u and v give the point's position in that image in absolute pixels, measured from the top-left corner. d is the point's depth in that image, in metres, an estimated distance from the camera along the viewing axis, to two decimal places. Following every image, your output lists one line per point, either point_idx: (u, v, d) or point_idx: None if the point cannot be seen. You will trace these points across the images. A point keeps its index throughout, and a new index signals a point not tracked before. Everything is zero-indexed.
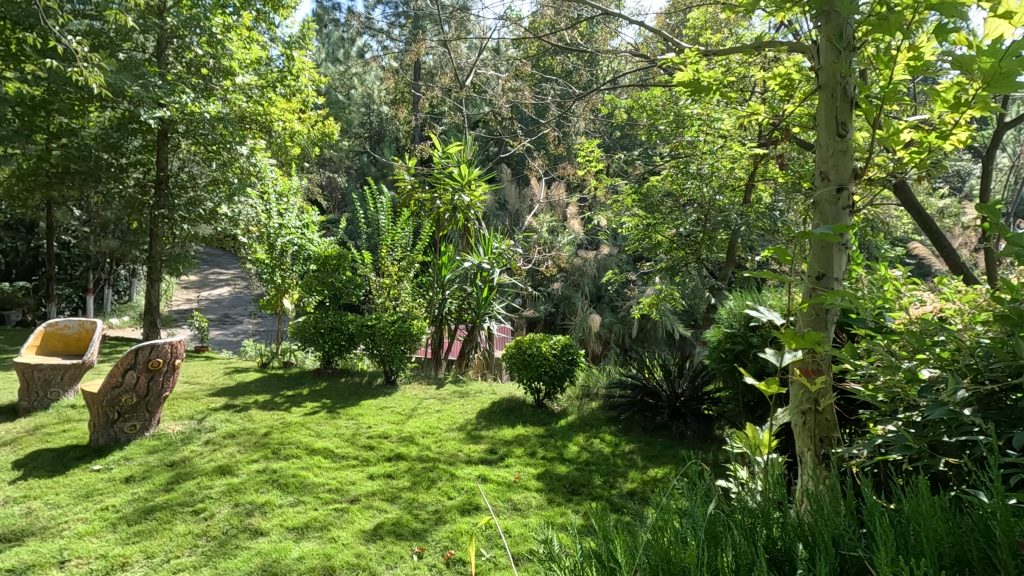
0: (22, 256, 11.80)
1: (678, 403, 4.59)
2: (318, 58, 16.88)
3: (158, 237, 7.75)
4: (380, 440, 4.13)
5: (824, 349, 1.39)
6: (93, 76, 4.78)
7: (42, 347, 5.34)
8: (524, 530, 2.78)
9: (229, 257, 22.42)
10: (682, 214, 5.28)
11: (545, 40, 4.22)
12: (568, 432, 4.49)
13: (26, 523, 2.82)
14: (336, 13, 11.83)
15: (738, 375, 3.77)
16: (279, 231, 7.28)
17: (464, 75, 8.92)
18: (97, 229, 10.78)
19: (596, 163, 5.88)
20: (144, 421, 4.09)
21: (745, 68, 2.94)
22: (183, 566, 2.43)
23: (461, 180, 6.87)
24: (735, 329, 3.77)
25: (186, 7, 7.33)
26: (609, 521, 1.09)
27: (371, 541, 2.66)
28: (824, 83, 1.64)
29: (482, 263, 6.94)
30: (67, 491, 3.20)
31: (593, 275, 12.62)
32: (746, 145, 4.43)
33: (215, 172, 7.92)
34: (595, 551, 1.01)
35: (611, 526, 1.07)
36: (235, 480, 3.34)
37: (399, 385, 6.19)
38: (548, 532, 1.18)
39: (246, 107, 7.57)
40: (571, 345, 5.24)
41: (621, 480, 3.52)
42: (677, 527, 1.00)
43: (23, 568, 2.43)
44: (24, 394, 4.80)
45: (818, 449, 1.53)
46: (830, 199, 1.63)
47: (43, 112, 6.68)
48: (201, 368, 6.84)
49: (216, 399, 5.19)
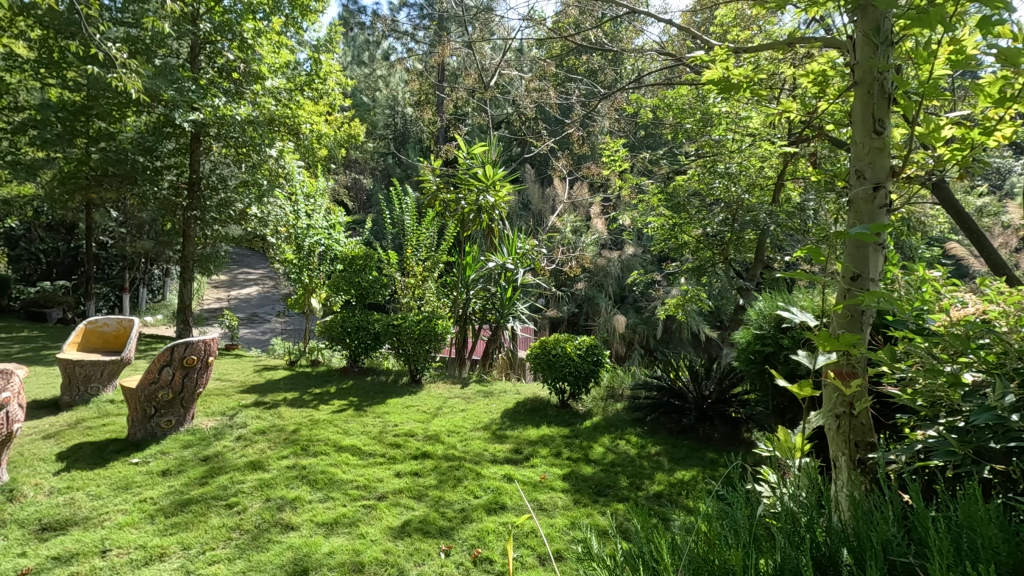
0: (62, 255, 12.25)
1: (705, 405, 4.52)
2: (344, 61, 17.18)
3: (192, 237, 7.96)
4: (407, 438, 4.17)
5: (860, 351, 1.35)
6: (132, 82, 4.93)
7: (82, 344, 5.53)
8: (551, 530, 2.78)
9: (258, 257, 22.94)
10: (708, 214, 5.21)
11: (571, 40, 4.21)
12: (593, 434, 4.47)
13: (70, 513, 2.92)
14: (362, 16, 11.99)
15: (768, 376, 3.72)
16: (307, 231, 7.37)
17: (488, 75, 8.97)
18: (133, 229, 11.11)
19: (620, 163, 5.83)
20: (179, 416, 4.20)
21: (777, 65, 2.88)
22: (218, 558, 2.49)
23: (486, 180, 6.90)
24: (765, 330, 3.71)
25: (218, 14, 7.53)
26: (647, 523, 1.09)
27: (399, 538, 2.69)
28: (860, 78, 1.60)
29: (506, 263, 6.99)
30: (107, 483, 3.31)
31: (617, 275, 12.56)
32: (775, 143, 4.36)
33: (246, 174, 8.11)
34: (632, 553, 1.00)
35: (648, 527, 1.06)
36: (266, 475, 3.41)
37: (424, 385, 6.24)
38: (584, 532, 1.17)
39: (275, 110, 7.74)
40: (596, 345, 5.21)
41: (648, 482, 3.49)
42: (718, 531, 0.99)
43: (68, 556, 2.52)
44: (67, 388, 4.98)
45: (853, 453, 1.49)
46: (865, 198, 1.59)
47: (83, 117, 7.26)
48: (232, 366, 6.99)
49: (246, 397, 5.31)
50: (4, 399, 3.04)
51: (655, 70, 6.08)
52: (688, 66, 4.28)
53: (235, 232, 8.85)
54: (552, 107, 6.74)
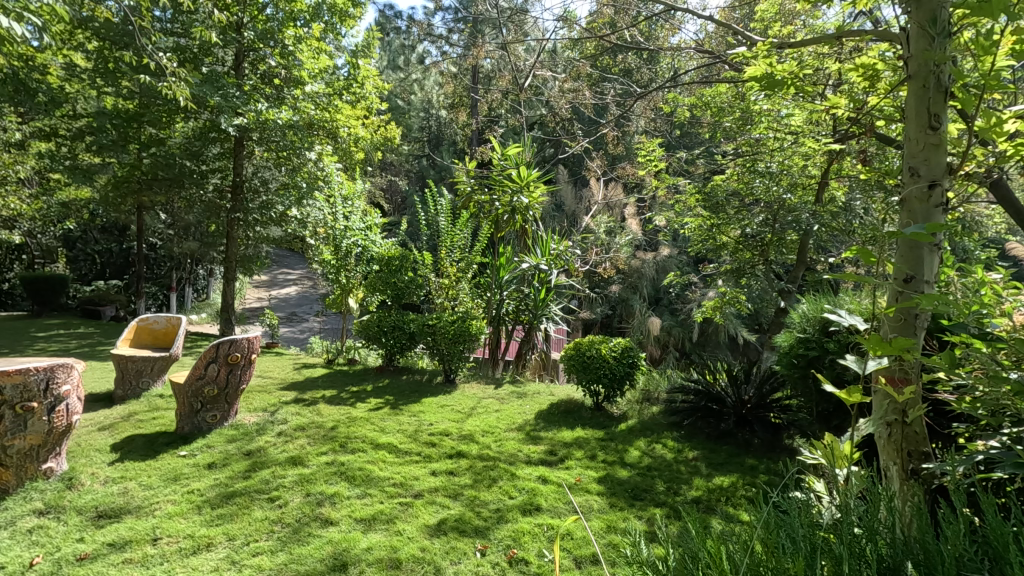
0: (115, 256, 13.06)
1: (744, 410, 4.41)
2: (380, 66, 17.53)
3: (235, 238, 8.24)
4: (442, 437, 4.20)
5: (914, 357, 1.28)
6: (181, 89, 5.13)
7: (134, 340, 5.78)
8: (587, 533, 2.76)
9: (297, 258, 23.65)
10: (748, 214, 5.09)
11: (606, 40, 4.17)
12: (629, 436, 4.42)
13: (124, 502, 3.06)
14: (398, 21, 12.20)
15: (811, 381, 3.60)
16: (345, 232, 7.50)
17: (522, 77, 8.98)
18: (180, 231, 11.55)
19: (656, 163, 5.76)
20: (223, 412, 4.34)
21: (822, 61, 2.80)
22: (261, 550, 2.56)
23: (520, 181, 6.92)
24: (809, 333, 3.60)
25: (261, 22, 7.76)
26: (698, 528, 1.07)
27: (435, 536, 2.72)
28: (915, 72, 1.53)
29: (540, 264, 7.00)
30: (157, 474, 3.45)
31: (652, 276, 12.41)
32: (820, 140, 4.22)
33: (286, 177, 8.33)
34: (682, 557, 0.99)
35: (700, 534, 1.04)
36: (306, 470, 3.49)
37: (458, 384, 6.29)
38: (632, 536, 1.15)
39: (315, 114, 7.90)
40: (631, 348, 5.15)
41: (685, 488, 3.42)
42: (777, 542, 0.96)
43: (122, 542, 2.63)
44: (120, 383, 5.23)
45: (906, 463, 1.43)
46: (920, 197, 1.52)
47: (135, 123, 7.70)
48: (273, 364, 7.19)
49: (287, 394, 5.46)
50: (65, 391, 3.19)
51: (693, 69, 5.99)
52: (726, 63, 4.20)
53: (275, 233, 9.13)
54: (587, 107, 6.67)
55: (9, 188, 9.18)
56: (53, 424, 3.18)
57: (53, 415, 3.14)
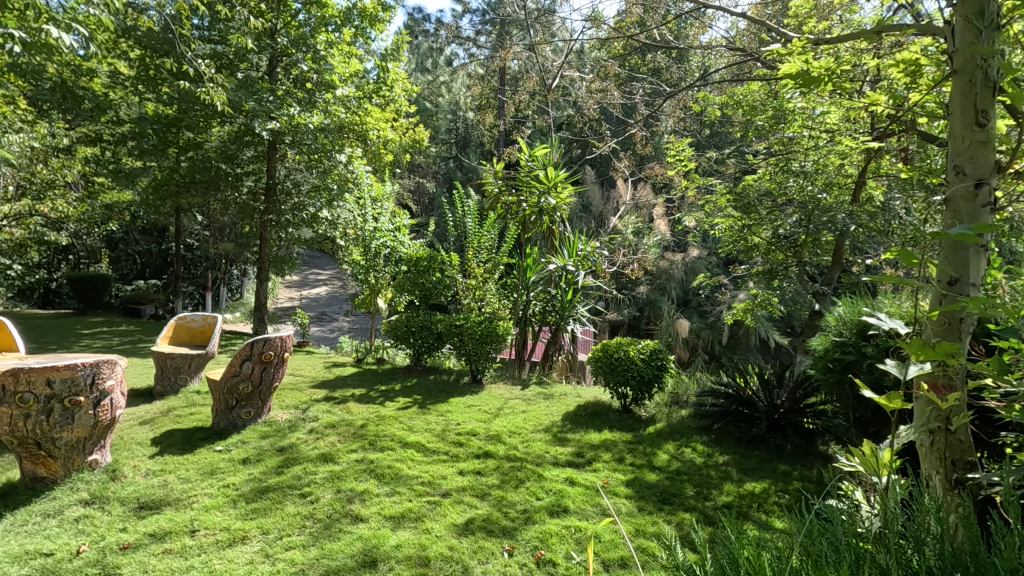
0: (154, 256, 13.60)
1: (776, 414, 4.33)
2: (408, 69, 17.76)
3: (268, 239, 8.45)
4: (469, 437, 4.23)
5: (959, 362, 1.20)
6: (218, 94, 5.26)
7: (173, 338, 5.96)
8: (615, 536, 2.74)
9: (327, 258, 24.14)
10: (781, 214, 4.98)
11: (635, 39, 4.12)
12: (657, 440, 4.37)
13: (163, 494, 3.16)
14: (426, 24, 12.33)
15: (848, 386, 3.49)
16: (374, 234, 7.60)
17: (549, 78, 8.96)
18: (215, 233, 11.89)
19: (685, 163, 5.68)
20: (257, 408, 4.45)
21: (861, 56, 2.71)
22: (294, 544, 2.61)
23: (548, 182, 6.92)
24: (845, 337, 3.51)
25: (294, 28, 7.93)
26: (734, 533, 1.06)
27: (463, 535, 2.74)
28: (960, 66, 1.47)
29: (567, 265, 6.97)
30: (195, 468, 3.56)
31: (680, 278, 12.26)
32: (858, 138, 4.09)
33: (317, 179, 8.51)
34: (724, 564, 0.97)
35: (736, 540, 1.03)
36: (337, 467, 3.55)
37: (485, 385, 6.31)
38: (666, 540, 1.15)
39: (345, 118, 8.05)
40: (660, 350, 5.08)
41: (716, 493, 3.36)
42: (819, 552, 0.94)
43: (162, 533, 2.72)
44: (160, 379, 5.41)
45: (949, 473, 1.39)
46: (966, 196, 1.46)
47: (175, 128, 8.02)
48: (304, 362, 7.34)
49: (317, 392, 5.56)
50: (109, 386, 3.31)
51: (724, 66, 5.89)
52: (759, 61, 4.10)
53: (307, 235, 9.33)
54: (615, 107, 6.62)
55: (56, 192, 9.60)
56: (99, 417, 3.30)
57: (98, 409, 3.26)
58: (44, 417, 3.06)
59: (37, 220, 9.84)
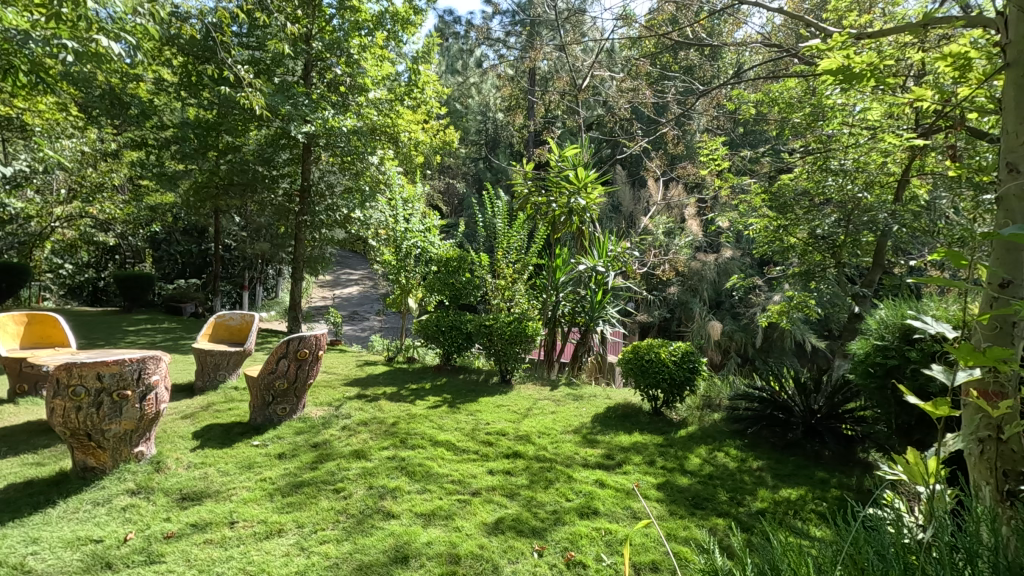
0: (194, 257, 13.89)
1: (814, 419, 4.21)
2: (439, 70, 17.98)
3: (303, 240, 8.65)
4: (498, 437, 4.24)
5: (1012, 370, 1.12)
6: (256, 99, 5.41)
7: (212, 335, 6.15)
8: (646, 540, 2.71)
9: (359, 258, 24.58)
10: (819, 214, 4.86)
11: (666, 37, 4.05)
12: (689, 443, 4.31)
13: (204, 486, 3.27)
14: (456, 26, 12.44)
15: (890, 391, 3.37)
16: (405, 234, 7.67)
17: (580, 78, 8.93)
18: (252, 233, 12.22)
19: (718, 163, 5.58)
20: (292, 405, 4.56)
21: (907, 50, 2.61)
22: (328, 539, 2.67)
23: (578, 183, 6.90)
24: (887, 341, 3.39)
25: (329, 33, 8.08)
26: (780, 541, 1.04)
27: (493, 535, 2.75)
28: (1013, 59, 1.42)
29: (597, 265, 6.93)
30: (233, 462, 3.67)
31: (712, 279, 12.06)
32: (901, 135, 3.95)
33: (350, 181, 8.68)
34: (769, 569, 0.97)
35: (780, 547, 1.02)
36: (369, 464, 3.62)
37: (514, 385, 6.33)
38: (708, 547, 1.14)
39: (377, 120, 8.21)
40: (692, 352, 5.00)
41: (750, 499, 3.29)
42: (868, 563, 0.92)
43: (203, 524, 2.82)
44: (200, 375, 5.58)
45: (1002, 484, 1.34)
46: (1018, 194, 1.39)
47: (214, 132, 8.28)
48: (337, 360, 7.49)
49: (350, 389, 5.67)
50: (155, 381, 3.44)
51: (758, 63, 5.77)
52: (795, 58, 3.99)
53: (340, 235, 9.53)
54: (647, 106, 6.55)
55: (105, 195, 10.07)
56: (144, 411, 3.43)
57: (144, 403, 3.39)
58: (95, 410, 3.20)
59: (87, 222, 10.30)
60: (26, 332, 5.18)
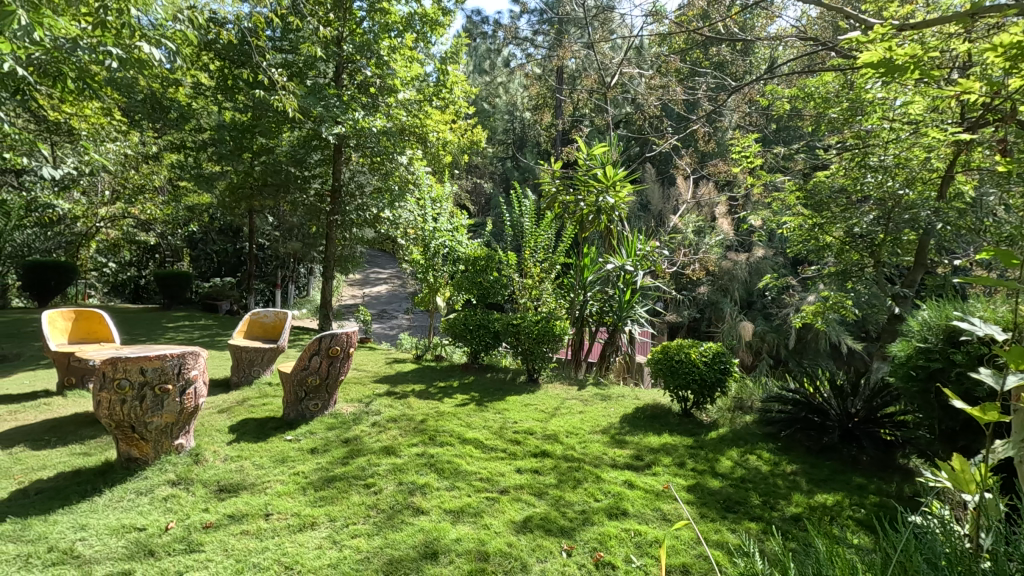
0: (229, 256, 14.35)
1: (851, 423, 4.10)
2: (466, 70, 18.12)
3: (334, 239, 8.81)
4: (526, 435, 4.25)
5: None
6: (289, 101, 5.52)
7: (247, 332, 6.31)
8: (676, 543, 2.68)
9: (388, 257, 24.93)
10: (855, 212, 4.74)
11: (695, 33, 3.97)
12: (720, 445, 4.23)
13: (240, 478, 3.37)
14: (484, 26, 12.48)
15: (934, 395, 3.25)
16: (434, 233, 7.71)
17: (608, 75, 8.86)
18: (285, 233, 12.49)
19: (751, 160, 5.46)
20: (324, 401, 4.65)
21: (953, 41, 2.50)
22: (359, 533, 2.71)
23: (606, 181, 6.83)
24: (930, 343, 3.28)
25: (359, 35, 8.19)
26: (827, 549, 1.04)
27: (521, 533, 2.75)
28: None
29: (626, 264, 6.87)
30: (268, 455, 3.76)
31: (744, 278, 11.81)
32: (946, 129, 3.79)
33: (380, 182, 8.81)
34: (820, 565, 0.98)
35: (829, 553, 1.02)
36: (398, 460, 3.66)
37: (541, 384, 6.32)
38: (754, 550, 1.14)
39: (406, 121, 8.30)
40: (723, 353, 4.91)
41: (783, 503, 3.22)
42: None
43: (239, 515, 2.89)
44: (235, 370, 5.74)
45: None
46: None
47: (249, 134, 8.49)
48: (367, 358, 7.60)
49: (379, 386, 5.75)
50: (194, 376, 3.55)
51: (793, 57, 5.62)
52: (833, 51, 3.86)
53: (369, 235, 9.68)
54: (677, 103, 6.45)
55: (146, 196, 10.43)
56: (184, 405, 3.54)
57: (184, 397, 3.50)
58: (138, 402, 3.33)
59: (129, 223, 10.70)
60: (73, 327, 5.40)
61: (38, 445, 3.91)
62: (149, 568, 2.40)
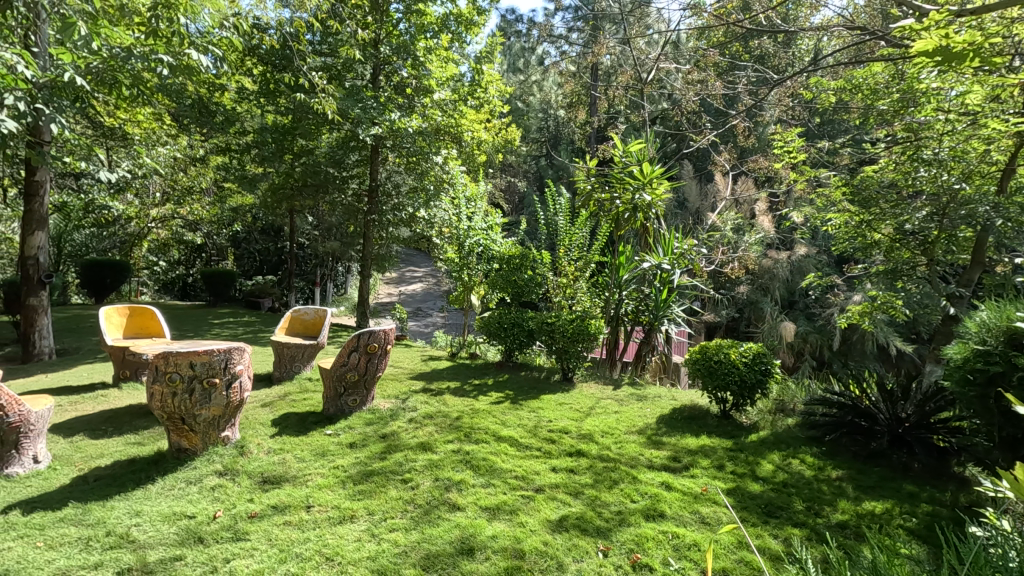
0: (271, 254, 14.81)
1: (900, 429, 3.94)
2: (501, 69, 18.24)
3: (371, 237, 8.99)
4: (561, 434, 4.23)
5: None
6: (329, 104, 5.61)
7: (288, 329, 6.50)
8: (714, 546, 2.63)
9: (423, 256, 25.34)
10: (906, 208, 4.48)
11: (736, 26, 3.83)
12: (761, 448, 4.12)
13: (283, 471, 3.47)
14: (518, 24, 12.50)
15: (993, 400, 3.08)
16: (468, 232, 7.59)
17: (644, 71, 8.74)
18: (324, 232, 12.82)
19: (793, 155, 5.27)
20: (362, 396, 4.73)
21: (1016, 27, 2.37)
22: (397, 527, 2.76)
23: (642, 178, 6.71)
24: (990, 346, 3.10)
25: (395, 37, 8.30)
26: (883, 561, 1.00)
27: (557, 532, 2.75)
28: None
29: (663, 263, 6.67)
30: (308, 449, 3.87)
31: (785, 277, 11.48)
32: (1007, 120, 3.60)
33: (415, 181, 8.93)
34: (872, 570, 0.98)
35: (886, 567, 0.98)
36: (434, 456, 3.71)
37: (576, 383, 6.28)
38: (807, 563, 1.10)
39: (441, 121, 8.41)
40: (764, 354, 4.78)
41: (829, 509, 3.11)
42: None
43: (283, 506, 2.98)
44: (278, 365, 5.93)
45: None
46: None
47: (290, 136, 8.72)
48: (403, 355, 7.72)
49: (415, 383, 5.83)
50: (239, 370, 3.67)
51: (840, 47, 5.41)
52: (883, 40, 3.70)
53: (405, 234, 9.82)
54: (715, 97, 6.30)
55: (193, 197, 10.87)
56: (230, 398, 3.67)
57: (230, 390, 3.63)
58: (187, 395, 3.46)
59: (178, 223, 11.14)
60: (127, 322, 5.67)
61: (96, 434, 4.13)
62: (198, 554, 2.50)
